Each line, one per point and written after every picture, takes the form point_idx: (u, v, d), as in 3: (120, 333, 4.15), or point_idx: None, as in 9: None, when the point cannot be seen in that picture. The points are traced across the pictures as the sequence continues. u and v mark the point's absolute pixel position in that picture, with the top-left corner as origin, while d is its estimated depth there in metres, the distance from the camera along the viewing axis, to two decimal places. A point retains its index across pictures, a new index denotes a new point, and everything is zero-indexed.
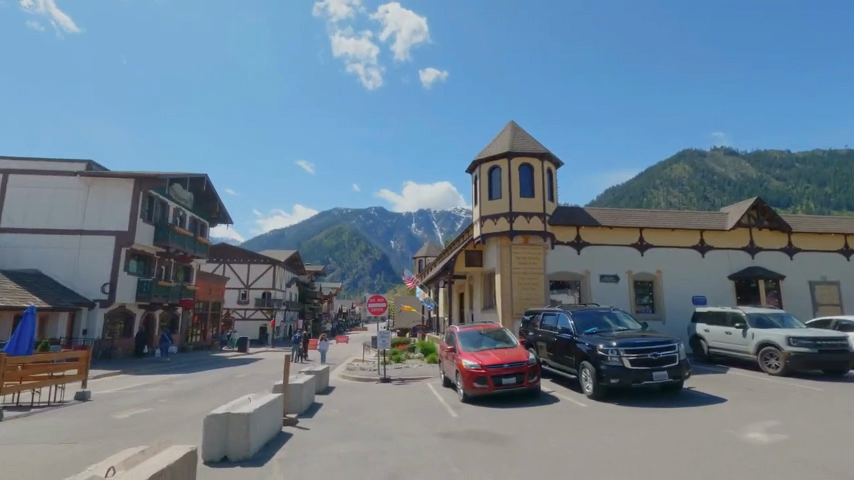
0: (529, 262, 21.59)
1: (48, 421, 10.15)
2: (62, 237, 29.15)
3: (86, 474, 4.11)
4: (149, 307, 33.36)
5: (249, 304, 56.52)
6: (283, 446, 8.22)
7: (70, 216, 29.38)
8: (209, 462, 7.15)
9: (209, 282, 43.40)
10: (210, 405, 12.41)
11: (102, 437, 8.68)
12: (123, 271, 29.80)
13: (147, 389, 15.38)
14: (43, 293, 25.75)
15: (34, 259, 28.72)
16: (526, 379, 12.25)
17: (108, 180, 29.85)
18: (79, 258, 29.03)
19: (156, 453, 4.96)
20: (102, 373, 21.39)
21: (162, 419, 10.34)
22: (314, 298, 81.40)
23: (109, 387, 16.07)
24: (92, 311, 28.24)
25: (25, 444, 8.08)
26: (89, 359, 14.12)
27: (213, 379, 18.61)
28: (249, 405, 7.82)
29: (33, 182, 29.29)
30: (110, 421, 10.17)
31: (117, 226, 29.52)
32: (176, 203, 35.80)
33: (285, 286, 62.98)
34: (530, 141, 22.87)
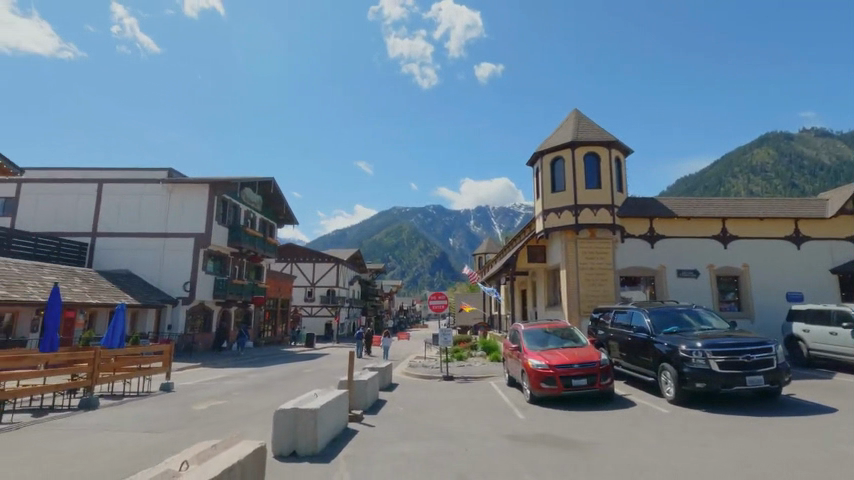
0: (597, 257, 20.45)
1: (135, 410, 10.85)
2: (149, 239, 31.70)
3: (161, 467, 4.16)
4: (225, 304, 35.49)
5: (315, 301, 58.64)
6: (349, 443, 8.20)
7: (155, 220, 31.89)
8: (279, 457, 7.24)
9: (278, 281, 45.54)
10: (280, 399, 12.80)
11: (182, 428, 9.13)
12: (202, 271, 31.95)
13: (223, 382, 16.19)
14: (134, 291, 28.18)
15: (125, 261, 31.43)
16: (598, 381, 11.49)
17: (186, 186, 32.13)
18: (163, 259, 31.46)
19: (228, 447, 5.00)
20: (184, 365, 22.93)
21: (235, 412, 10.72)
22: (376, 296, 83.17)
23: (189, 380, 17.09)
24: (175, 307, 30.53)
25: (116, 432, 8.66)
26: (172, 353, 15.10)
27: (282, 374, 19.30)
28: (316, 401, 7.85)
29: (123, 190, 32.06)
30: (189, 412, 10.71)
31: (196, 228, 31.72)
32: (246, 206, 37.84)
33: (348, 284, 64.80)
34: (596, 129, 21.65)
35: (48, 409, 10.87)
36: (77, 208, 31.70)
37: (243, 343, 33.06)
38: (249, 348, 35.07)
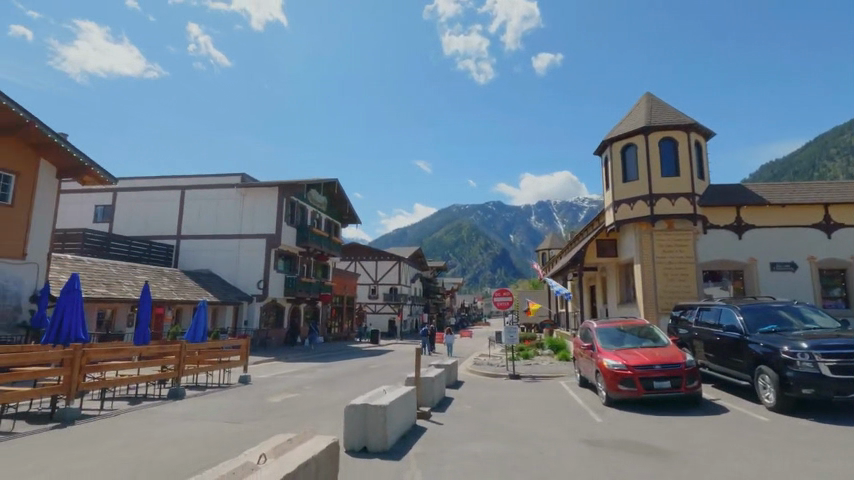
0: (675, 250, 18.99)
1: (216, 401, 11.43)
2: (226, 241, 33.81)
3: (241, 459, 4.21)
4: (295, 301, 37.12)
5: (379, 298, 59.82)
6: (418, 441, 8.08)
7: (231, 223, 33.94)
8: (350, 452, 7.25)
9: (343, 279, 46.95)
10: (348, 394, 13.02)
11: (259, 419, 9.48)
12: (273, 269, 33.64)
13: (295, 376, 16.80)
14: (214, 289, 30.21)
15: (206, 261, 33.76)
16: (684, 384, 10.56)
17: (258, 189, 33.95)
18: (239, 259, 33.46)
19: (303, 442, 5.01)
20: (260, 359, 24.17)
21: (307, 405, 10.99)
22: (437, 294, 83.60)
23: (264, 373, 17.89)
24: (251, 304, 32.39)
25: (200, 422, 9.16)
26: (248, 346, 15.89)
27: (349, 369, 19.73)
28: (385, 398, 7.78)
29: (202, 195, 34.43)
30: (264, 404, 11.12)
31: (267, 229, 33.44)
32: (313, 207, 39.33)
33: (410, 282, 65.56)
34: (672, 112, 20.11)
35: (141, 398, 11.74)
36: (163, 213, 34.40)
37: (312, 338, 34.43)
38: (319, 343, 36.49)
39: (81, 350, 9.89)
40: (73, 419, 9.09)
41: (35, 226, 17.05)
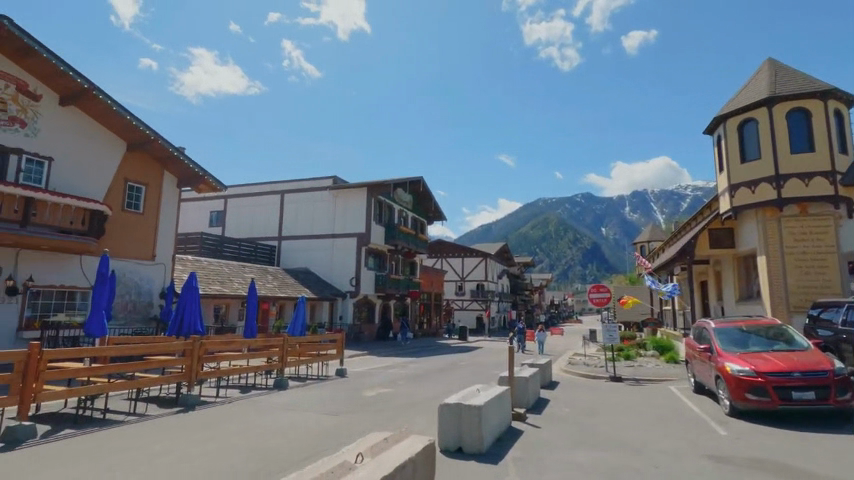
0: (811, 238, 16.34)
1: (315, 393, 11.93)
2: (321, 241, 35.75)
3: (338, 458, 4.14)
4: (386, 297, 38.27)
5: (466, 295, 59.70)
6: (515, 445, 7.66)
7: (325, 224, 35.83)
8: (445, 452, 7.04)
9: (430, 275, 47.52)
10: (440, 390, 12.92)
11: (355, 412, 9.67)
12: (364, 267, 34.99)
13: (387, 370, 17.13)
14: (312, 286, 32.14)
15: (304, 260, 35.99)
16: (832, 396, 8.91)
17: (348, 190, 35.46)
18: (333, 257, 35.25)
19: (399, 441, 4.87)
20: (354, 353, 25.23)
21: (400, 400, 11.02)
22: (525, 290, 81.58)
23: (358, 367, 18.52)
24: (345, 300, 33.99)
25: (302, 413, 9.56)
26: (343, 341, 16.46)
27: (440, 366, 19.73)
28: (479, 397, 7.45)
29: (298, 198, 36.73)
30: (360, 397, 11.38)
31: (358, 228, 34.90)
32: (399, 206, 40.24)
33: (497, 278, 64.62)
34: (801, 79, 17.31)
35: (250, 387, 12.63)
36: (266, 216, 37.23)
37: (403, 334, 35.29)
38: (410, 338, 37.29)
39: (199, 342, 10.82)
40: (194, 405, 10.04)
41: (162, 230, 19.25)
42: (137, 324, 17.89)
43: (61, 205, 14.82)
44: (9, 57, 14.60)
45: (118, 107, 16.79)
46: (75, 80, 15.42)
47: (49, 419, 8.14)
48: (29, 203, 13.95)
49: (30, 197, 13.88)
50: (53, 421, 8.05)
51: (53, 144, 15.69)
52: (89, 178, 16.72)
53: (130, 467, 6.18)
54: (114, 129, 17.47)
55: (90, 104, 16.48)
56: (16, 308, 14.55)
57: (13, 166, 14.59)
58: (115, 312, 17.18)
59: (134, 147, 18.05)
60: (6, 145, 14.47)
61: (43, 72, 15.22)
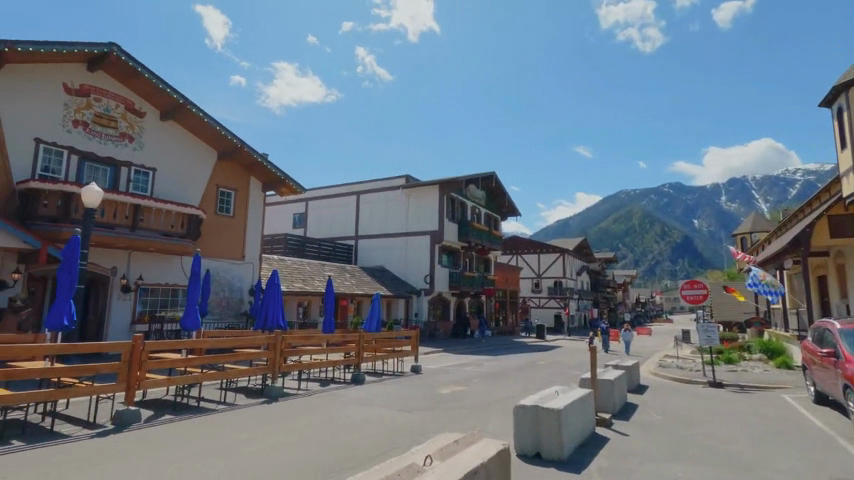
0: None
1: (390, 389, 12.01)
2: (395, 239, 36.44)
3: (406, 460, 3.96)
4: (460, 294, 38.14)
5: (543, 292, 57.80)
6: (600, 453, 7.06)
7: (398, 222, 36.47)
8: (522, 456, 6.64)
9: (505, 272, 46.60)
10: (517, 390, 12.44)
11: (429, 410, 9.53)
12: (438, 264, 35.19)
13: (462, 368, 16.90)
14: (388, 284, 32.90)
15: (380, 258, 36.91)
16: None
17: (420, 189, 35.80)
18: (407, 255, 35.81)
19: (470, 445, 4.59)
20: (430, 349, 25.41)
21: (475, 399, 10.72)
22: (607, 287, 77.33)
23: (433, 364, 18.52)
24: (419, 298, 34.37)
25: (377, 408, 9.62)
26: (417, 338, 16.46)
27: (516, 364, 19.11)
28: (558, 400, 6.93)
29: (373, 198, 37.71)
30: (434, 395, 11.24)
31: (431, 226, 35.18)
32: (472, 202, 39.91)
33: (576, 275, 61.85)
34: None
35: (330, 381, 13.03)
36: (344, 217, 38.61)
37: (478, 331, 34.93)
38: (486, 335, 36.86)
39: (281, 337, 11.31)
40: (277, 396, 10.51)
41: (249, 232, 20.58)
42: (230, 318, 19.33)
43: (163, 211, 16.37)
44: (118, 80, 16.40)
45: (208, 119, 18.20)
46: (172, 96, 16.95)
47: (152, 405, 8.91)
48: (136, 209, 15.58)
49: (137, 204, 15.52)
50: (155, 407, 8.80)
51: (156, 156, 17.38)
52: (187, 186, 18.30)
53: (216, 453, 6.50)
54: (206, 140, 18.97)
55: (185, 118, 18.03)
56: (129, 303, 16.32)
57: (124, 177, 16.36)
58: (211, 307, 18.72)
59: (223, 155, 19.47)
60: (118, 158, 16.26)
61: (145, 91, 16.90)
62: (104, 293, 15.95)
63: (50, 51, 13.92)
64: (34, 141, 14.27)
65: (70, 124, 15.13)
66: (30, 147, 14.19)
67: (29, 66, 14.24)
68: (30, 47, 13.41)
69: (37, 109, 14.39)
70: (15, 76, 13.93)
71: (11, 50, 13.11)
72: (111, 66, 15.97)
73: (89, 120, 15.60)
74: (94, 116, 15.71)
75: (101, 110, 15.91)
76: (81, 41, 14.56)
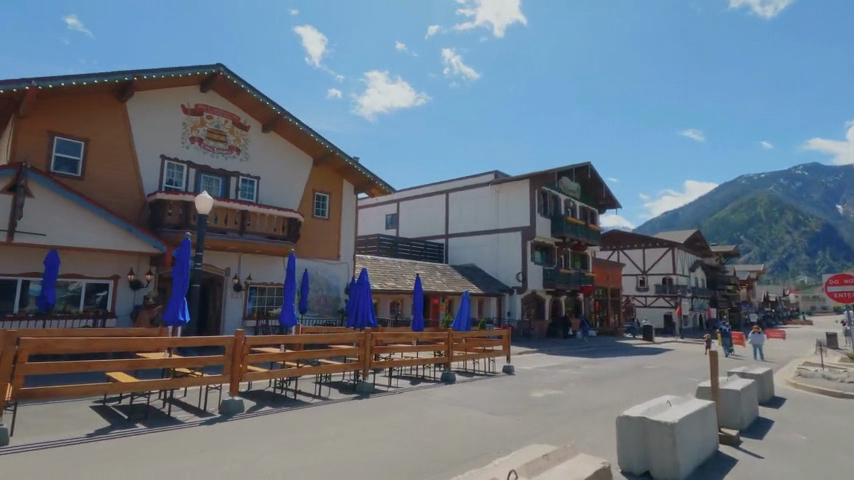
0: None
1: (480, 390, 11.62)
2: (485, 236, 35.87)
3: (488, 475, 3.57)
4: (555, 293, 36.44)
5: (649, 290, 53.12)
6: (725, 476, 6.00)
7: (488, 219, 35.85)
8: (627, 474, 5.83)
9: (605, 269, 43.55)
10: (620, 396, 11.32)
11: (522, 413, 8.95)
12: (530, 262, 34.03)
13: (559, 370, 15.91)
14: (479, 282, 32.48)
15: (470, 256, 36.58)
16: None
17: (510, 184, 34.86)
18: (498, 253, 35.09)
19: (562, 460, 4.05)
20: (524, 350, 24.49)
21: (573, 404, 9.89)
22: (727, 285, 68.97)
23: (528, 365, 17.75)
24: (512, 296, 33.48)
25: (467, 409, 9.27)
26: (509, 338, 15.78)
27: (619, 368, 17.56)
28: (671, 412, 6.00)
29: (462, 196, 37.47)
30: (527, 398, 10.61)
31: (522, 222, 34.11)
32: (566, 195, 37.99)
33: (689, 271, 55.99)
34: None
35: (420, 379, 12.95)
36: (434, 216, 38.78)
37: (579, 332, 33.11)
38: (586, 335, 34.77)
39: (371, 333, 11.34)
40: (368, 393, 10.62)
41: (344, 233, 21.43)
42: (328, 315, 20.33)
43: (266, 215, 17.62)
44: (226, 98, 18.02)
45: (303, 127, 19.28)
46: (271, 108, 18.25)
47: (255, 396, 9.47)
48: (244, 215, 16.95)
49: (245, 210, 16.89)
50: (257, 398, 9.34)
51: (260, 166, 18.82)
52: (287, 191, 19.57)
53: (308, 447, 6.62)
54: (302, 148, 20.13)
55: (284, 128, 19.28)
56: (241, 301, 17.82)
57: (233, 186, 17.94)
58: (311, 305, 19.86)
59: (317, 161, 20.52)
60: (228, 169, 17.84)
61: (249, 105, 18.36)
62: (219, 291, 17.60)
63: (169, 76, 15.73)
64: (160, 158, 16.16)
65: (188, 140, 16.92)
66: (157, 163, 16.09)
67: (154, 92, 16.21)
68: (153, 75, 15.28)
69: (162, 130, 16.28)
70: (143, 102, 15.92)
71: (138, 79, 15.09)
72: (219, 86, 17.59)
73: (203, 136, 17.30)
74: (207, 132, 17.41)
75: (213, 126, 17.57)
76: (193, 65, 16.27)
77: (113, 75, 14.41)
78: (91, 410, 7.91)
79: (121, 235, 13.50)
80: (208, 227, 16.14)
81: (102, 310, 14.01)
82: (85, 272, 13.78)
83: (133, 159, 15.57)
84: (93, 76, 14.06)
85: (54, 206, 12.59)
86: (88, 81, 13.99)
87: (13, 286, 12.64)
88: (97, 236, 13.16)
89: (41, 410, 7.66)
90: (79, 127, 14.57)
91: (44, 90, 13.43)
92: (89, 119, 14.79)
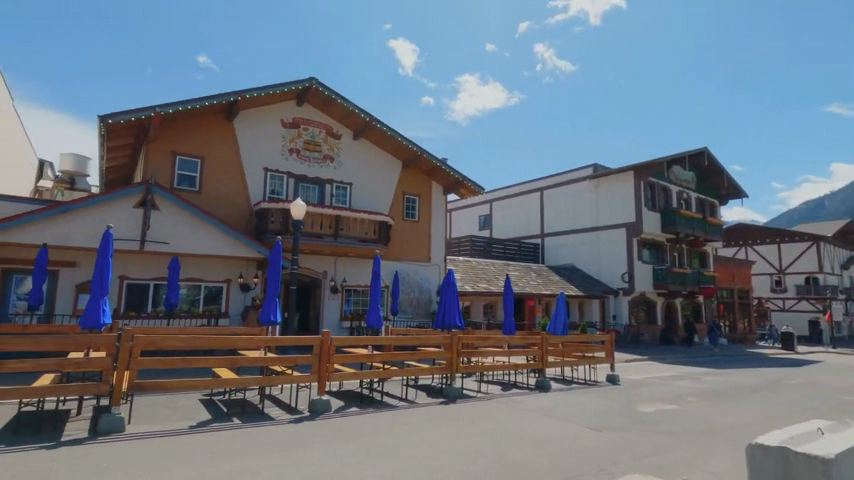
0: None
1: (578, 400, 10.57)
2: (585, 234, 33.64)
3: None
4: (669, 295, 32.98)
5: (788, 292, 45.78)
6: None
7: (588, 216, 33.56)
8: None
9: (730, 268, 38.40)
10: (753, 416, 9.51)
11: (627, 430, 7.84)
12: (637, 260, 31.25)
13: (674, 382, 14.05)
14: (579, 283, 30.56)
15: (569, 256, 34.55)
16: None
17: (611, 177, 32.32)
18: (600, 251, 32.70)
19: None
20: (632, 357, 22.33)
21: (691, 423, 8.46)
22: None
23: (635, 374, 16.01)
24: (618, 298, 31.01)
25: (562, 422, 8.37)
26: (613, 344, 14.30)
27: (752, 382, 15.04)
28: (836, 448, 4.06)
29: (558, 193, 35.50)
30: (635, 412, 9.34)
31: (626, 217, 31.42)
32: (677, 185, 34.30)
33: (841, 268, 47.20)
34: None
35: (512, 385, 12.21)
36: (528, 216, 37.24)
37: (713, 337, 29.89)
38: (716, 343, 30.68)
39: (457, 336, 10.83)
40: (456, 398, 10.21)
41: (434, 234, 21.36)
42: (421, 317, 20.34)
43: (358, 219, 18.17)
44: (319, 109, 18.97)
45: (391, 132, 19.60)
46: (360, 115, 18.83)
47: (343, 396, 9.56)
48: (338, 219, 17.68)
49: (339, 215, 17.59)
50: (345, 398, 9.43)
51: (352, 172, 19.51)
52: (378, 195, 20.04)
53: (384, 452, 6.35)
54: (392, 152, 20.48)
55: (373, 133, 19.77)
56: (338, 302, 18.58)
57: (328, 192, 18.83)
58: (404, 306, 20.08)
59: (406, 164, 20.75)
60: (323, 177, 18.75)
61: (340, 115, 19.15)
62: (318, 293, 18.54)
63: (268, 93, 16.97)
64: (263, 170, 17.46)
65: (287, 152, 18.08)
66: (261, 174, 17.40)
67: (256, 110, 17.56)
68: (254, 93, 16.58)
69: (264, 143, 17.59)
70: (248, 119, 17.34)
71: (242, 98, 16.46)
72: (313, 98, 18.55)
73: (300, 147, 18.38)
74: (303, 143, 18.46)
75: (308, 137, 18.60)
76: (288, 81, 17.37)
77: (220, 97, 15.90)
78: (198, 403, 8.55)
79: (231, 242, 14.75)
80: (306, 232, 17.08)
81: (218, 310, 15.44)
82: (204, 276, 15.32)
83: (241, 173, 17.00)
84: (205, 99, 15.66)
85: (175, 217, 14.13)
86: (201, 104, 15.60)
87: (147, 289, 14.45)
88: (211, 243, 14.51)
89: (156, 401, 8.43)
90: (195, 146, 16.28)
91: (166, 114, 15.22)
92: (203, 139, 16.46)
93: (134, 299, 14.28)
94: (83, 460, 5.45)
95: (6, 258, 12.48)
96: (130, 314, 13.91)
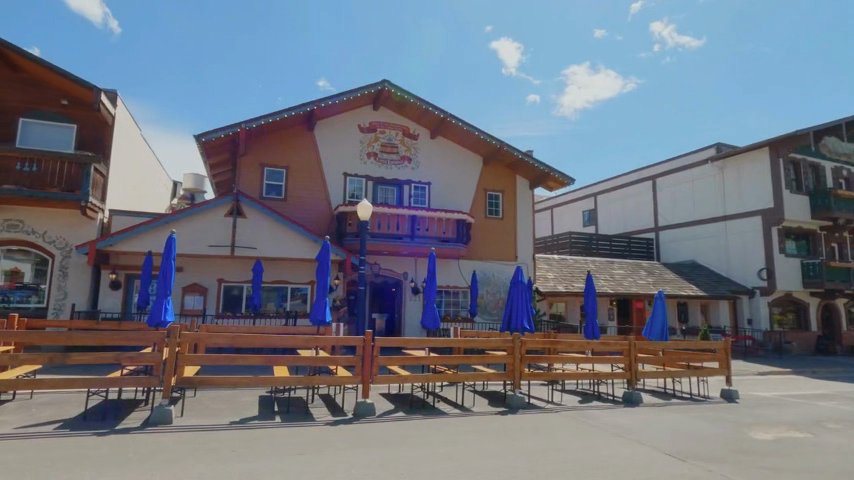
0: None
1: (672, 418, 8.81)
2: (709, 225, 29.24)
3: None
4: (826, 294, 27.02)
5: None
6: None
7: (712, 204, 29.07)
8: None
9: None
10: None
11: (720, 462, 6.17)
12: (779, 253, 26.17)
13: (819, 402, 11.09)
14: (700, 281, 26.63)
15: (689, 252, 30.26)
16: None
17: (740, 156, 27.60)
18: (728, 245, 28.13)
19: None
20: (770, 369, 18.57)
21: (822, 459, 6.39)
22: None
23: (766, 390, 13.10)
24: (753, 299, 26.37)
25: (637, 445, 6.90)
26: (729, 353, 11.77)
27: None
28: None
29: (672, 180, 31.32)
30: (741, 438, 7.43)
31: (761, 203, 26.56)
32: (831, 160, 28.16)
33: None
34: None
35: (595, 396, 10.70)
36: (639, 207, 33.49)
37: None
38: None
39: (520, 340, 9.68)
40: (519, 408, 9.16)
41: (520, 232, 20.08)
42: None
43: (436, 219, 17.80)
44: (395, 111, 19.07)
45: (468, 127, 18.89)
46: (435, 113, 18.45)
47: (395, 400, 9.15)
48: (414, 219, 17.51)
49: (414, 215, 17.41)
50: (396, 403, 8.99)
51: (431, 171, 19.23)
52: (458, 193, 19.49)
53: (401, 464, 5.75)
54: (471, 148, 19.76)
55: (450, 131, 19.24)
56: (419, 303, 18.41)
57: (406, 194, 18.79)
58: (489, 308, 19.11)
59: (487, 160, 19.87)
60: (400, 178, 18.76)
61: (416, 114, 19.00)
62: (399, 294, 18.55)
63: (343, 100, 17.46)
64: (343, 176, 18.00)
65: (365, 157, 18.42)
66: (341, 180, 17.97)
67: (334, 118, 18.20)
68: (330, 101, 17.18)
69: (344, 150, 18.16)
70: (326, 128, 18.04)
71: (319, 107, 17.16)
72: (388, 100, 18.68)
73: (377, 151, 18.61)
74: (380, 146, 18.67)
75: (385, 140, 18.78)
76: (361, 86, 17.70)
77: (299, 108, 16.73)
78: (255, 399, 8.84)
79: (310, 245, 15.35)
80: (382, 233, 17.20)
81: (303, 310, 16.19)
82: (290, 278, 16.21)
83: (322, 179, 17.74)
84: (285, 112, 16.60)
85: (260, 224, 15.08)
86: (281, 116, 16.56)
87: (240, 291, 15.70)
88: (293, 247, 15.24)
89: (218, 396, 8.86)
90: (281, 157, 17.38)
91: (252, 129, 16.44)
92: (287, 150, 17.49)
93: (230, 301, 15.60)
94: (114, 448, 5.75)
95: (127, 264, 14.48)
96: (226, 313, 15.25)
